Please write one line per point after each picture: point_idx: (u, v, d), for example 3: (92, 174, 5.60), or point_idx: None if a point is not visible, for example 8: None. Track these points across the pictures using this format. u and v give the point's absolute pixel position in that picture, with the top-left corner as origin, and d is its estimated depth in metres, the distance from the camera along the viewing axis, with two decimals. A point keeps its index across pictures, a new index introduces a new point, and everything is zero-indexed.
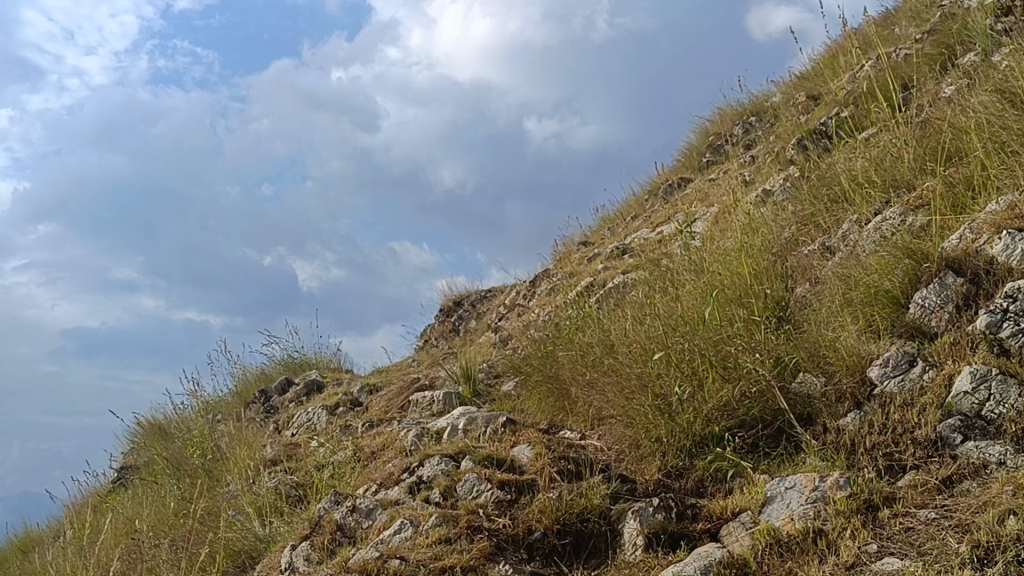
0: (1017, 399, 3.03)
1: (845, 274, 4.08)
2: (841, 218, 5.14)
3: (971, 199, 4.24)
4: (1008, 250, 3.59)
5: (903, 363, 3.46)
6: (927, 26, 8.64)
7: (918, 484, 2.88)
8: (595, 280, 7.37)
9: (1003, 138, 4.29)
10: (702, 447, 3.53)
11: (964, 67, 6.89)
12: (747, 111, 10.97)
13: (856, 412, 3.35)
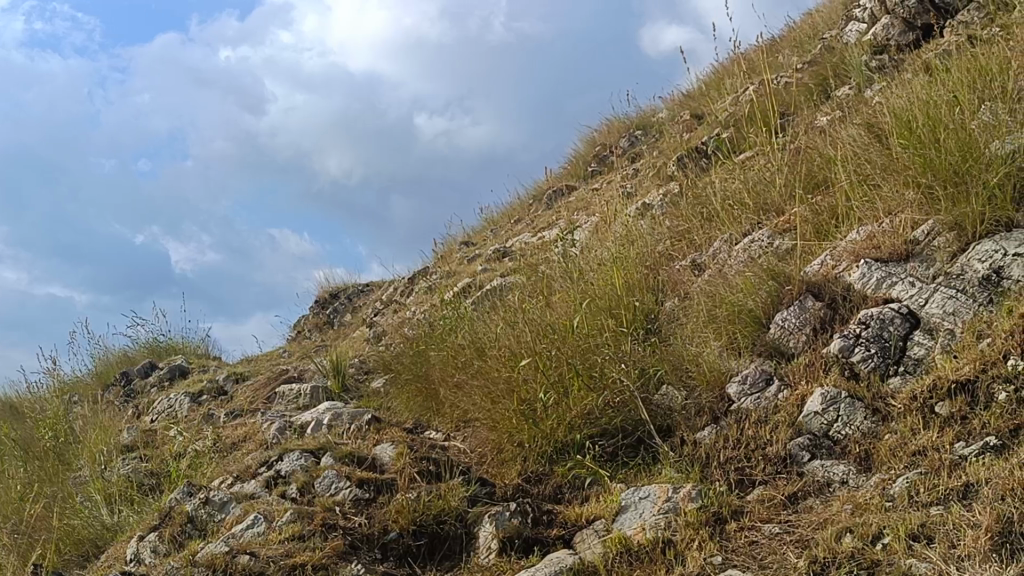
0: (862, 422, 3.18)
1: (712, 291, 4.20)
2: (713, 237, 5.30)
3: (833, 229, 4.45)
4: (864, 278, 3.84)
5: (759, 381, 3.59)
6: (808, 57, 8.97)
7: (766, 499, 2.98)
8: (474, 281, 7.40)
9: (867, 170, 4.48)
10: (562, 454, 3.58)
11: (839, 99, 7.18)
12: (634, 123, 11.19)
13: (713, 427, 3.46)
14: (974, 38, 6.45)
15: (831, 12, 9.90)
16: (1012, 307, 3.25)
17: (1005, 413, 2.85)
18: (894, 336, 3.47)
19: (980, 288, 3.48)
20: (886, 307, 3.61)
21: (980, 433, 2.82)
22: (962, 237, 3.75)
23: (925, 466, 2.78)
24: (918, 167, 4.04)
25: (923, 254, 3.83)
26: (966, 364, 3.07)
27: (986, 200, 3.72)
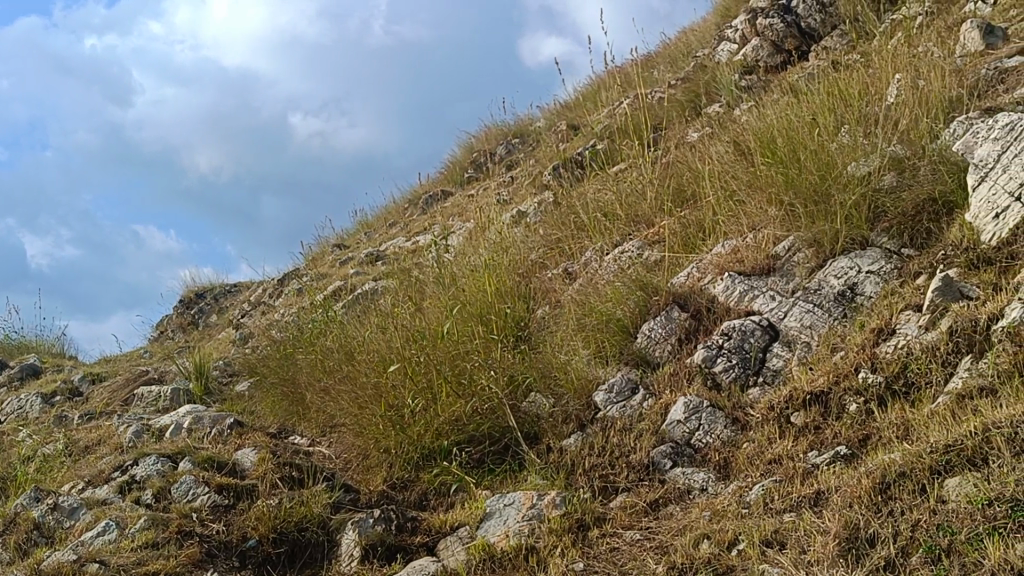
0: (723, 430, 3.26)
1: (582, 300, 4.26)
2: (585, 246, 5.38)
3: (700, 243, 4.57)
4: (728, 290, 3.96)
5: (626, 390, 3.66)
6: (681, 73, 9.21)
7: (628, 506, 3.03)
8: (345, 284, 7.32)
9: (733, 186, 4.63)
10: (429, 460, 3.56)
11: (710, 116, 7.38)
12: (511, 131, 11.28)
13: (579, 434, 3.51)
14: (835, 64, 6.74)
15: (703, 31, 10.19)
16: (864, 322, 3.40)
17: (855, 423, 2.96)
18: (755, 347, 3.58)
19: (835, 303, 3.63)
20: (747, 319, 3.72)
21: (832, 442, 2.93)
22: (820, 253, 3.92)
23: (780, 474, 2.87)
24: (780, 184, 4.20)
25: (784, 269, 3.98)
26: (820, 376, 3.20)
27: (843, 219, 3.90)
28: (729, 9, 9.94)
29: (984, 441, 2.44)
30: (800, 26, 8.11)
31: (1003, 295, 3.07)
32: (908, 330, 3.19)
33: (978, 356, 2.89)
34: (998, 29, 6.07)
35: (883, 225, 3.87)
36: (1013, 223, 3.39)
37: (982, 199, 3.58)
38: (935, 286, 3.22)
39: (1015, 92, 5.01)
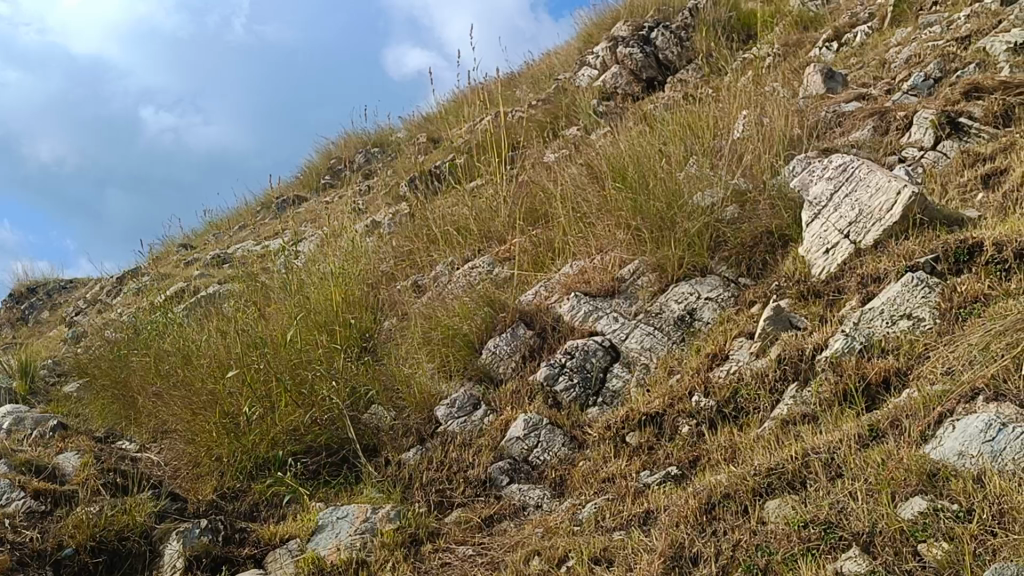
0: (560, 448, 3.31)
1: (429, 313, 4.26)
2: (435, 260, 5.39)
3: (549, 262, 4.64)
4: (573, 310, 4.03)
5: (467, 405, 3.67)
6: (542, 95, 9.35)
7: (463, 521, 3.03)
8: (189, 285, 7.10)
9: (583, 208, 4.72)
10: (262, 470, 3.48)
11: (567, 139, 7.51)
12: (370, 140, 11.20)
13: (418, 448, 3.49)
14: (688, 96, 6.97)
15: (566, 54, 10.38)
16: (700, 347, 3.52)
17: (687, 444, 3.05)
18: (596, 367, 3.65)
19: (675, 327, 3.74)
20: (590, 339, 3.79)
21: (663, 462, 3.01)
22: (663, 277, 4.03)
23: (612, 493, 2.93)
24: (629, 209, 4.31)
25: (628, 291, 4.07)
26: (656, 399, 3.29)
27: (686, 246, 4.03)
28: (592, 35, 10.16)
29: (803, 466, 2.54)
30: (659, 57, 8.50)
31: (828, 328, 3.23)
32: (740, 357, 3.31)
33: (803, 384, 3.02)
34: (838, 74, 6.40)
35: (724, 254, 4.02)
36: (840, 259, 3.59)
37: (815, 235, 3.79)
38: (766, 315, 3.37)
39: (851, 137, 5.30)
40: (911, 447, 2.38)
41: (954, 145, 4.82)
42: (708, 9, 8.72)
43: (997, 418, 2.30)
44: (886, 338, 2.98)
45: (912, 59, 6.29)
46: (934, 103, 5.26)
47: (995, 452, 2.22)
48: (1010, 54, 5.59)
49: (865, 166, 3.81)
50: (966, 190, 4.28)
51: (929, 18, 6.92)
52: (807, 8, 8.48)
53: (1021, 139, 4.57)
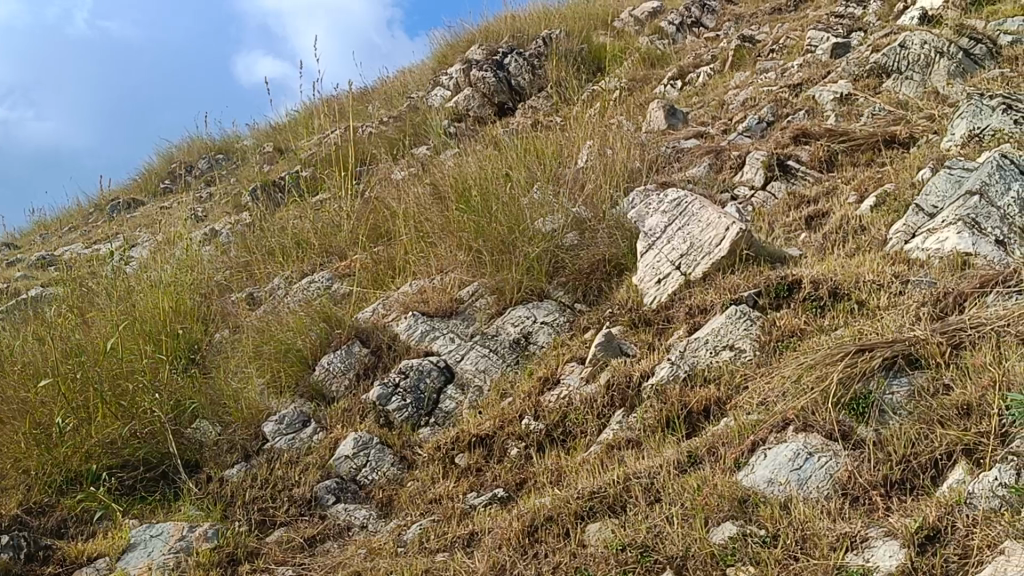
0: (388, 468, 3.28)
1: (262, 327, 4.16)
2: (273, 272, 5.28)
3: (389, 280, 4.61)
4: (410, 329, 4.01)
5: (296, 422, 3.60)
6: (394, 112, 9.33)
7: (285, 541, 2.96)
8: (7, 288, 6.72)
9: (425, 228, 4.73)
10: (74, 484, 3.31)
11: (416, 157, 7.51)
12: (214, 145, 10.91)
13: (242, 465, 3.40)
14: (536, 124, 7.09)
15: (419, 74, 10.40)
16: (533, 371, 3.57)
17: (515, 466, 3.07)
18: (429, 388, 3.64)
19: (509, 350, 3.78)
20: (425, 359, 3.78)
21: (490, 484, 3.02)
22: (500, 300, 4.06)
23: (438, 514, 2.92)
24: (471, 231, 4.34)
25: (465, 313, 4.09)
26: (487, 421, 3.31)
27: (526, 270, 4.09)
28: (446, 55, 10.22)
29: (624, 490, 2.60)
30: (511, 83, 8.61)
31: (655, 356, 3.33)
32: (571, 381, 3.37)
33: (629, 410, 3.09)
34: (679, 112, 6.65)
35: (560, 280, 4.10)
36: (671, 290, 3.71)
37: (648, 266, 3.91)
38: (598, 341, 3.44)
39: (687, 173, 5.49)
40: (725, 474, 2.48)
41: (782, 186, 5.07)
42: (561, 38, 8.92)
43: (804, 448, 2.42)
44: (709, 367, 3.09)
45: (748, 102, 6.59)
46: (766, 145, 5.52)
47: (800, 480, 2.33)
48: (837, 103, 5.93)
49: (698, 202, 3.96)
50: (791, 229, 4.50)
51: (766, 64, 7.28)
52: (655, 46, 8.79)
53: (842, 184, 4.85)
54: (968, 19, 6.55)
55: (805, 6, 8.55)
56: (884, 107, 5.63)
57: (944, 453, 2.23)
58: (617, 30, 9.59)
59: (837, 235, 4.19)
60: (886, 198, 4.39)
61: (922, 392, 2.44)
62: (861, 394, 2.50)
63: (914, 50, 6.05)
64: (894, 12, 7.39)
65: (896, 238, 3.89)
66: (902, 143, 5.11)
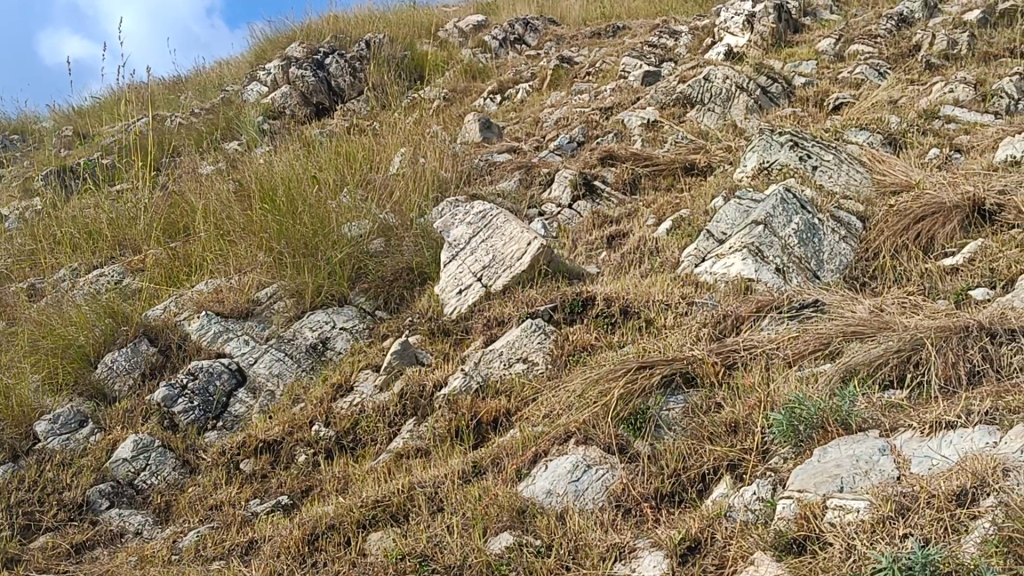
0: (170, 472, 3.16)
1: (42, 320, 3.94)
2: (61, 263, 5.00)
3: (184, 278, 4.44)
4: (201, 329, 3.88)
5: (71, 423, 3.42)
6: (207, 104, 9.04)
7: (50, 547, 2.81)
8: None
9: (225, 225, 4.59)
10: None
11: (224, 153, 7.29)
12: (10, 125, 10.25)
13: (9, 467, 3.21)
14: (351, 126, 7.02)
15: (236, 67, 10.12)
16: (327, 377, 3.52)
17: (302, 473, 3.02)
18: (218, 391, 3.53)
19: (305, 354, 3.72)
20: (216, 360, 3.67)
21: (275, 491, 2.96)
22: (299, 303, 3.99)
23: (218, 521, 2.84)
24: (272, 232, 4.25)
25: (262, 315, 3.99)
26: (276, 426, 3.24)
27: (326, 274, 4.03)
28: (265, 50, 9.98)
29: (407, 499, 2.60)
30: (330, 84, 8.49)
31: (450, 366, 3.35)
32: (364, 389, 3.35)
33: (420, 419, 3.10)
34: (494, 126, 6.74)
35: (362, 287, 4.07)
36: (471, 301, 3.74)
37: (450, 276, 3.93)
38: (393, 349, 3.43)
39: (497, 186, 5.57)
40: (507, 484, 2.52)
41: (587, 206, 5.20)
42: (384, 43, 8.86)
43: (583, 460, 2.49)
44: (501, 379, 3.13)
45: (561, 121, 6.75)
46: (574, 164, 5.67)
47: (577, 492, 2.40)
48: (643, 129, 6.15)
49: (502, 215, 4.01)
50: (592, 248, 4.63)
51: (580, 86, 7.47)
52: (476, 59, 8.88)
53: (643, 207, 5.03)
54: (768, 59, 6.94)
55: (622, 33, 8.83)
56: (686, 135, 5.88)
57: (711, 468, 2.34)
58: (440, 40, 9.63)
59: (634, 256, 4.35)
60: (681, 223, 4.59)
61: (696, 409, 2.56)
62: (640, 410, 2.59)
63: (717, 83, 6.35)
64: (702, 46, 7.74)
65: (687, 261, 4.07)
66: (700, 171, 5.36)
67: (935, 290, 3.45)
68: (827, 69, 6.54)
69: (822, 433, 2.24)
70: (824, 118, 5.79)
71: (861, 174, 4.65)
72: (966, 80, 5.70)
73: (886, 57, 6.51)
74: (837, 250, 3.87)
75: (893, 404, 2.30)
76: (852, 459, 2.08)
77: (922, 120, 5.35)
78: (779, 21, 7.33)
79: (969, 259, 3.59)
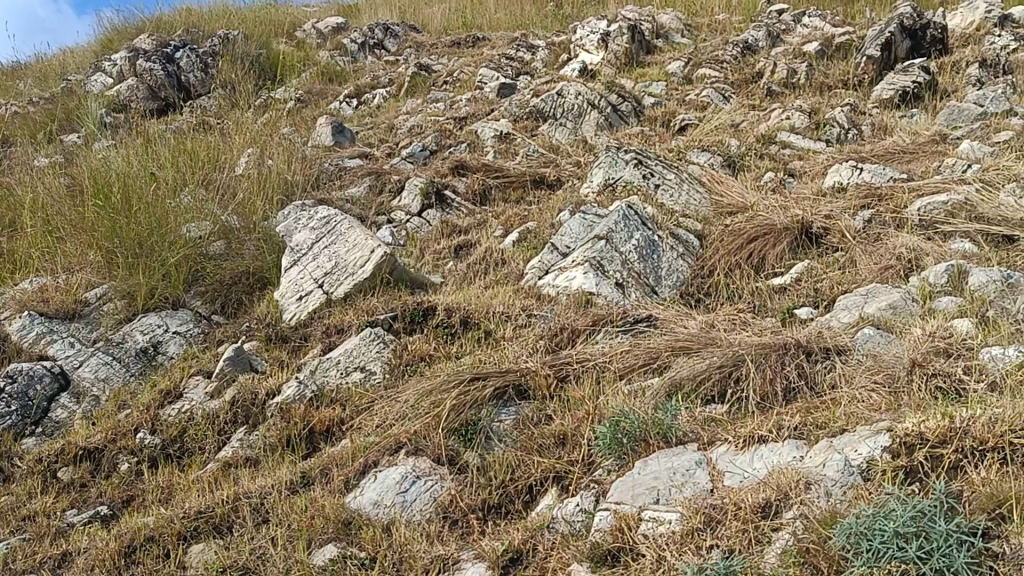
0: None
1: None
2: None
3: (6, 276, 4.22)
4: (23, 329, 3.69)
5: None
6: (46, 93, 8.63)
7: None
8: None
9: (55, 222, 4.39)
10: None
11: (62, 146, 6.97)
12: None
13: None
14: (199, 123, 6.82)
15: (80, 57, 9.70)
16: (156, 384, 3.40)
17: (123, 483, 2.90)
18: (38, 395, 3.37)
19: (134, 358, 3.58)
20: (37, 363, 3.49)
21: (93, 501, 2.83)
22: (131, 306, 3.85)
23: (30, 532, 2.70)
24: (104, 229, 4.08)
25: (90, 316, 3.83)
26: (98, 433, 3.11)
27: (161, 276, 3.91)
28: (111, 41, 9.60)
29: (232, 510, 2.53)
30: (179, 79, 8.21)
31: (284, 374, 3.29)
32: (194, 396, 3.26)
33: (251, 428, 3.03)
34: (347, 130, 6.67)
35: (198, 290, 3.96)
36: (311, 308, 3.69)
37: (291, 282, 3.87)
38: (226, 355, 3.34)
39: (347, 192, 5.51)
40: (335, 495, 2.49)
41: (436, 214, 5.19)
42: (238, 40, 8.63)
43: (412, 472, 2.48)
44: (337, 388, 3.09)
45: (415, 129, 6.73)
46: (425, 172, 5.66)
47: (404, 503, 2.39)
48: (496, 140, 6.20)
49: (346, 222, 3.97)
50: (439, 257, 4.64)
51: (436, 95, 7.48)
52: (334, 62, 8.79)
53: (491, 218, 5.07)
54: (620, 78, 7.12)
55: (481, 44, 8.89)
56: (537, 148, 5.96)
57: (537, 480, 2.37)
58: (296, 41, 9.48)
59: (479, 266, 4.37)
60: (527, 235, 4.65)
61: (526, 422, 2.59)
62: (471, 421, 2.61)
63: (569, 99, 6.45)
64: (558, 61, 7.87)
65: (531, 273, 4.12)
66: (549, 185, 5.43)
67: (764, 308, 3.59)
68: (675, 91, 6.75)
69: (644, 446, 2.31)
70: (670, 138, 5.97)
71: (701, 194, 4.80)
72: (802, 108, 5.97)
73: (730, 82, 6.76)
74: (674, 266, 3.98)
75: (712, 418, 2.39)
76: (669, 471, 2.15)
77: (760, 145, 5.58)
78: (633, 42, 7.49)
79: (796, 279, 3.76)
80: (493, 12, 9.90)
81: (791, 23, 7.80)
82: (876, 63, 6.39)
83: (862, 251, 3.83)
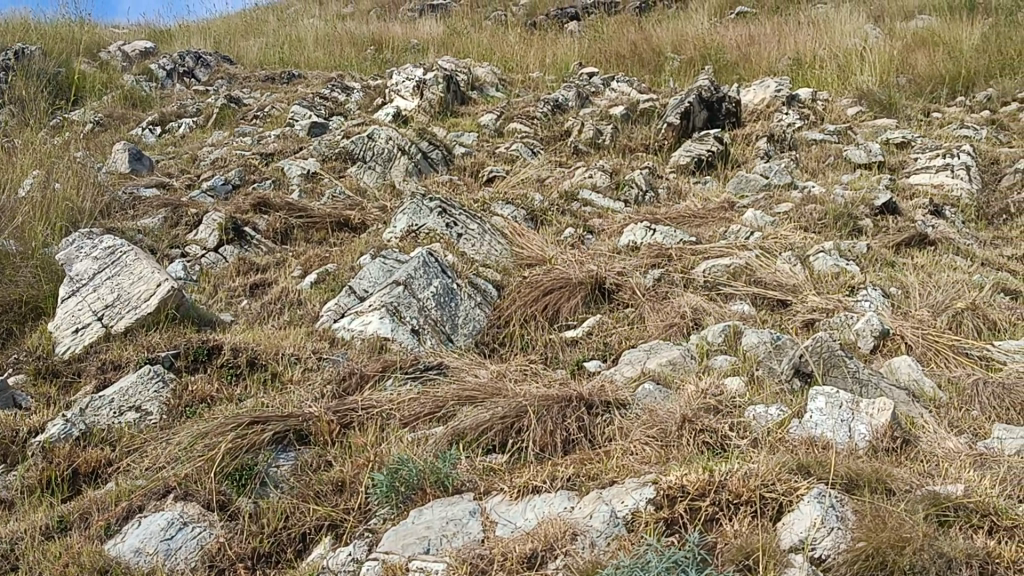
0: None
1: None
2: None
3: None
4: None
5: None
6: None
7: None
8: None
9: None
10: None
11: None
12: None
13: None
14: None
15: None
16: None
17: None
18: None
19: None
20: None
21: None
22: None
23: None
24: None
25: None
26: None
27: None
28: None
29: None
30: None
31: (51, 412, 3.09)
32: None
33: (8, 468, 2.82)
34: (145, 158, 6.42)
35: None
36: (88, 341, 3.49)
37: (68, 313, 3.67)
38: None
39: (139, 223, 5.28)
40: (93, 542, 2.35)
41: (233, 251, 5.03)
42: (35, 56, 8.18)
43: (180, 517, 2.37)
44: (107, 428, 2.92)
45: (218, 162, 6.54)
46: (226, 207, 5.50)
47: (169, 551, 2.27)
48: (302, 179, 6.11)
49: (133, 253, 3.80)
50: (233, 294, 4.50)
51: (244, 128, 7.31)
52: (138, 86, 8.46)
53: (291, 258, 4.97)
54: (432, 126, 7.17)
55: (296, 81, 8.77)
56: (344, 190, 5.91)
57: (311, 527, 2.32)
58: (99, 62, 9.07)
59: (274, 306, 4.27)
60: (326, 277, 4.58)
61: (305, 468, 2.54)
62: (246, 465, 2.52)
63: (380, 143, 6.43)
64: (372, 104, 7.86)
65: (327, 315, 4.06)
66: (353, 228, 5.39)
67: (555, 359, 3.67)
68: (485, 143, 6.87)
69: (420, 495, 2.30)
70: (477, 189, 6.05)
71: (501, 244, 4.89)
72: (604, 169, 6.19)
73: (539, 138, 6.95)
74: (470, 315, 4.00)
75: (490, 468, 2.41)
76: (442, 521, 2.15)
77: (562, 201, 5.74)
78: (447, 91, 7.58)
79: (587, 332, 3.87)
80: (309, 49, 9.80)
81: (599, 85, 8.10)
82: (675, 130, 6.74)
83: (650, 308, 3.99)
